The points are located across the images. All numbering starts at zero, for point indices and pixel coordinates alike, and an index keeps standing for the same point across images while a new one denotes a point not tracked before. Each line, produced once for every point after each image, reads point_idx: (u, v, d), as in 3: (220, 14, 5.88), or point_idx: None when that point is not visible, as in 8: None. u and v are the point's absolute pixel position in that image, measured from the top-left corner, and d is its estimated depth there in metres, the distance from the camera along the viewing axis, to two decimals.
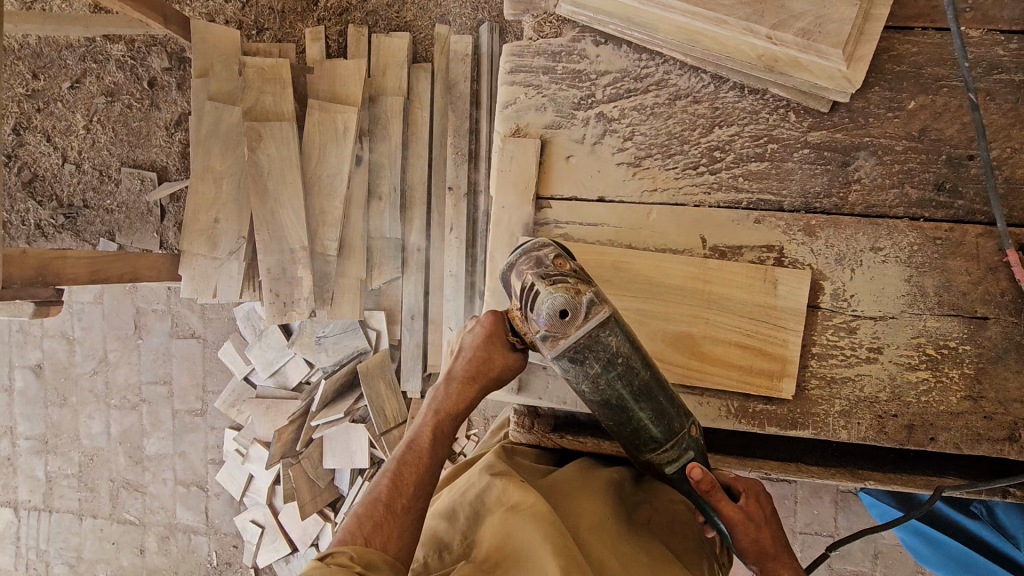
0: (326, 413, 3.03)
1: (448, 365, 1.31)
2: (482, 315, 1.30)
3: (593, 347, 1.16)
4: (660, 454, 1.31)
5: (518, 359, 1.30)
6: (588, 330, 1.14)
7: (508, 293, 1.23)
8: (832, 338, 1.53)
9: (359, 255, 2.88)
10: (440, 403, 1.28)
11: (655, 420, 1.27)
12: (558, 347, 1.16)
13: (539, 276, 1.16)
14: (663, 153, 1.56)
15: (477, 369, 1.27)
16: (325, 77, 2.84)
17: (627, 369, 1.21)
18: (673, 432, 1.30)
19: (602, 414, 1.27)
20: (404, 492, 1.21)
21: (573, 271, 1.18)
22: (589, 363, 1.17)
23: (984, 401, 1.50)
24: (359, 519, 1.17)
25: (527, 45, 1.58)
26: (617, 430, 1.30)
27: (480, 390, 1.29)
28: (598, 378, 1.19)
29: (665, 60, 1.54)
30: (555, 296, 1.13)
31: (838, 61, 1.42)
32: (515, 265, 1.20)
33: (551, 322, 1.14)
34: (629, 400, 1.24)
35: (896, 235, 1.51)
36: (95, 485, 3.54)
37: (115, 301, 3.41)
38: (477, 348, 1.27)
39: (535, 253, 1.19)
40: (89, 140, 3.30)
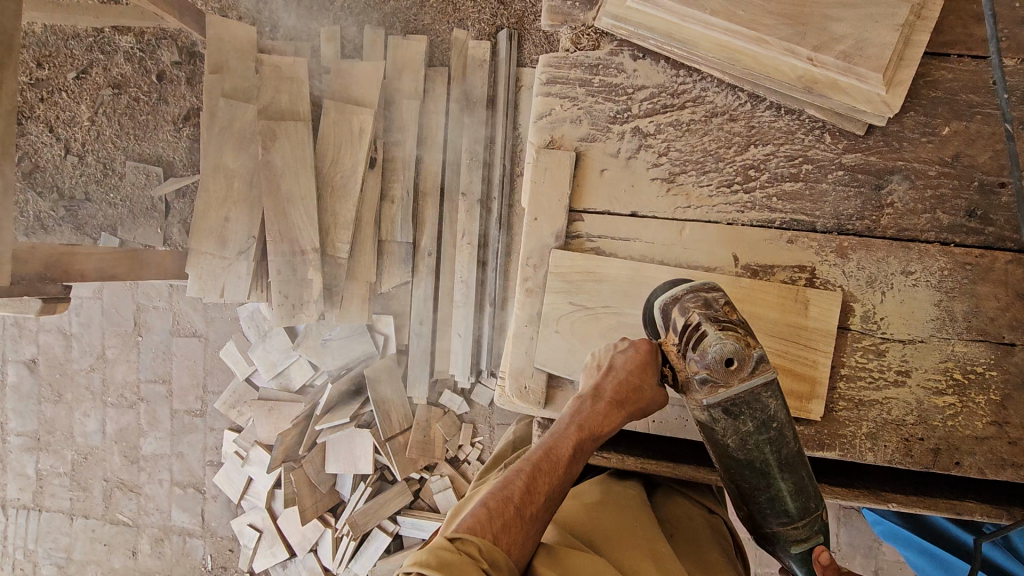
0: (330, 418, 2.98)
1: (596, 380, 1.29)
2: (638, 339, 1.30)
3: (751, 404, 1.22)
4: (792, 528, 1.35)
5: (662, 392, 1.31)
6: (751, 383, 1.20)
7: (668, 327, 1.29)
8: (860, 360, 1.53)
9: (370, 259, 2.85)
10: (584, 420, 1.26)
11: (794, 495, 1.32)
12: (715, 395, 1.20)
13: (707, 317, 1.22)
14: (697, 170, 1.55)
15: (627, 395, 1.26)
16: (341, 78, 2.80)
17: (778, 436, 1.27)
18: (808, 510, 1.34)
19: (740, 478, 1.31)
20: (535, 499, 1.21)
21: (741, 322, 1.23)
22: (743, 419, 1.23)
23: (1009, 427, 1.50)
24: (489, 514, 1.17)
25: (563, 57, 1.58)
26: (752, 496, 1.33)
27: (624, 415, 1.28)
28: (749, 436, 1.25)
29: (702, 77, 1.55)
30: (724, 343, 1.17)
31: (877, 85, 1.42)
32: (680, 300, 1.28)
33: (714, 367, 1.17)
34: (773, 468, 1.28)
35: (926, 259, 1.52)
36: (88, 485, 3.47)
37: (115, 297, 3.34)
38: (631, 373, 1.26)
39: (706, 296, 1.26)
40: (94, 132, 3.23)
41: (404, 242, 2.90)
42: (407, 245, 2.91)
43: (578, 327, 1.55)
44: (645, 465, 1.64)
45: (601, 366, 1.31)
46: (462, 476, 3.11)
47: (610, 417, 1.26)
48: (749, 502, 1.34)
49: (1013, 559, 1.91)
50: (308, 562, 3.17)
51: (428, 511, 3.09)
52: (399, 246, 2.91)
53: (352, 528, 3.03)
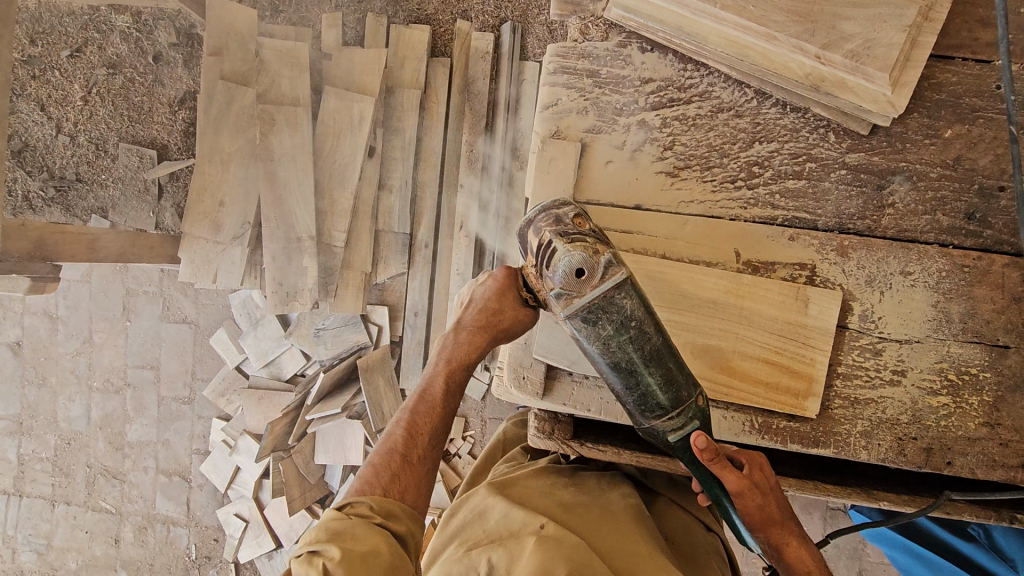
0: (321, 408, 2.95)
1: (459, 316, 1.34)
2: (495, 269, 1.33)
3: (606, 308, 1.17)
4: (666, 421, 1.27)
5: (531, 312, 1.33)
6: (604, 291, 1.16)
7: (525, 251, 1.26)
8: (857, 359, 1.54)
9: (367, 248, 2.83)
10: (451, 354, 1.32)
11: (663, 388, 1.24)
12: (571, 306, 1.18)
13: (558, 233, 1.19)
14: (702, 165, 1.55)
15: (488, 321, 1.30)
16: (342, 65, 2.77)
17: (640, 334, 1.20)
18: (681, 401, 1.27)
19: (612, 381, 1.25)
20: (420, 441, 1.25)
21: (592, 231, 1.20)
22: (601, 324, 1.18)
23: (1001, 428, 1.51)
24: (376, 469, 1.21)
25: (571, 47, 1.58)
26: (624, 397, 1.27)
27: (492, 342, 1.32)
28: (610, 339, 1.19)
29: (709, 72, 1.55)
30: (572, 254, 1.15)
31: (883, 85, 1.43)
32: (533, 222, 1.24)
33: (565, 280, 1.16)
34: (638, 364, 1.21)
35: (926, 260, 1.53)
36: (70, 471, 3.41)
37: (103, 281, 3.29)
38: (488, 300, 1.31)
39: (554, 211, 1.22)
40: (86, 112, 3.16)
41: (401, 233, 2.89)
42: (404, 236, 2.90)
43: None
44: (640, 458, 1.63)
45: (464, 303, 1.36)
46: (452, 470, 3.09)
47: (475, 345, 1.30)
48: (624, 402, 1.29)
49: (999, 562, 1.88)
50: (294, 554, 3.14)
51: None
52: (395, 237, 2.89)
53: None
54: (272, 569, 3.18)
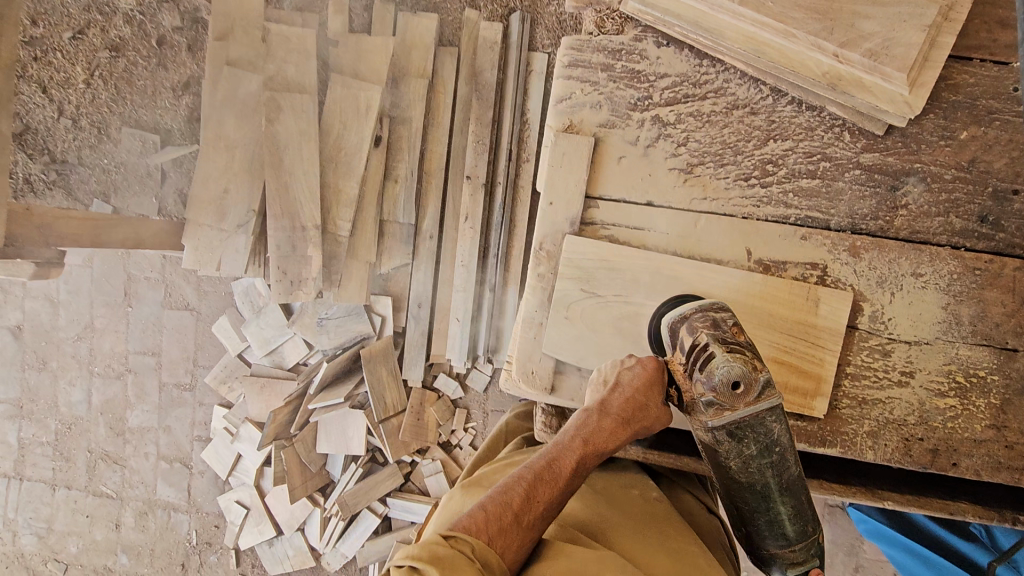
0: (324, 396, 2.95)
1: (604, 395, 1.29)
2: (644, 357, 1.32)
3: (756, 427, 1.25)
4: (789, 552, 1.34)
5: (667, 411, 1.33)
6: (756, 408, 1.23)
7: (676, 346, 1.32)
8: (866, 359, 1.54)
9: (371, 238, 2.82)
10: (590, 434, 1.26)
11: (792, 519, 1.32)
12: (720, 417, 1.23)
13: (716, 338, 1.25)
14: (716, 162, 1.54)
15: (634, 413, 1.27)
16: (349, 52, 2.73)
17: (779, 460, 1.29)
18: (805, 533, 1.34)
19: (741, 499, 1.31)
20: (534, 507, 1.18)
21: (748, 345, 1.27)
22: (746, 442, 1.25)
23: (1007, 431, 1.52)
24: (486, 516, 1.14)
25: (586, 40, 1.56)
26: (750, 516, 1.33)
27: (629, 432, 1.29)
28: (751, 459, 1.27)
29: (725, 68, 1.53)
30: (732, 365, 1.20)
31: (901, 85, 1.42)
32: (690, 319, 1.31)
33: (720, 390, 1.21)
34: (773, 490, 1.29)
35: (937, 262, 1.52)
36: (71, 455, 3.41)
37: (105, 266, 3.27)
38: (638, 390, 1.28)
39: (714, 316, 1.29)
40: (88, 95, 3.13)
41: (405, 224, 2.87)
42: (408, 227, 2.88)
43: (589, 316, 1.53)
44: (648, 454, 1.63)
45: (608, 382, 1.32)
46: (454, 461, 3.11)
47: (616, 434, 1.27)
48: (746, 521, 1.34)
49: (1002, 563, 1.95)
50: (294, 541, 3.16)
51: (419, 495, 3.08)
52: (400, 228, 2.88)
53: (342, 508, 3.02)
54: (272, 556, 3.20)
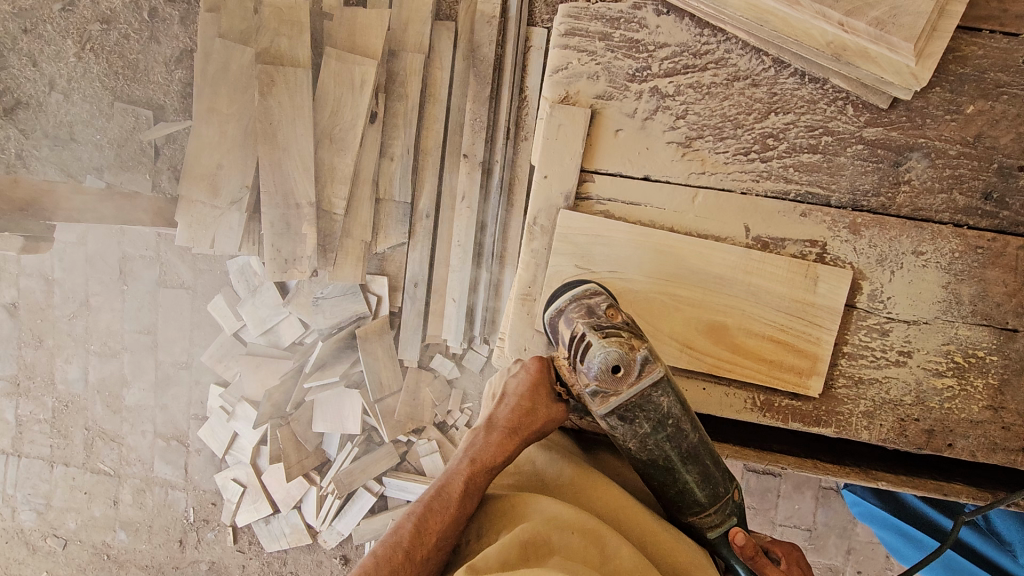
0: (320, 375, 2.96)
1: (491, 411, 1.36)
2: (529, 361, 1.38)
3: (644, 406, 1.25)
4: (706, 518, 1.38)
5: (560, 409, 1.38)
6: (640, 388, 1.23)
7: (556, 340, 1.32)
8: (864, 339, 1.52)
9: (366, 216, 2.79)
10: (478, 452, 1.32)
11: (701, 485, 1.34)
12: (608, 404, 1.24)
13: (590, 326, 1.24)
14: (714, 136, 1.50)
15: (521, 420, 1.34)
16: (344, 25, 2.66)
17: (676, 431, 1.29)
18: (718, 497, 1.37)
19: (648, 475, 1.35)
20: (428, 541, 1.21)
21: (624, 324, 1.26)
22: (638, 422, 1.26)
23: (1004, 412, 1.50)
24: (377, 562, 1.17)
25: (584, 7, 1.50)
26: (662, 491, 1.37)
27: (519, 441, 1.35)
28: (647, 437, 1.28)
29: (727, 38, 1.49)
30: (608, 352, 1.20)
31: (907, 56, 1.37)
32: (564, 311, 1.29)
33: (601, 378, 1.21)
34: (676, 462, 1.31)
35: (939, 241, 1.49)
36: (68, 433, 3.42)
37: (99, 243, 3.25)
38: (524, 396, 1.34)
39: (586, 301, 1.27)
40: (80, 69, 3.07)
41: (401, 203, 2.84)
42: (404, 206, 2.85)
43: None
44: None
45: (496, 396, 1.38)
46: (449, 441, 3.09)
47: (505, 445, 1.33)
48: (663, 496, 1.38)
49: (1003, 553, 1.93)
50: (291, 519, 3.17)
51: (414, 474, 3.08)
52: (396, 206, 2.84)
53: (338, 486, 3.04)
54: (269, 533, 3.22)
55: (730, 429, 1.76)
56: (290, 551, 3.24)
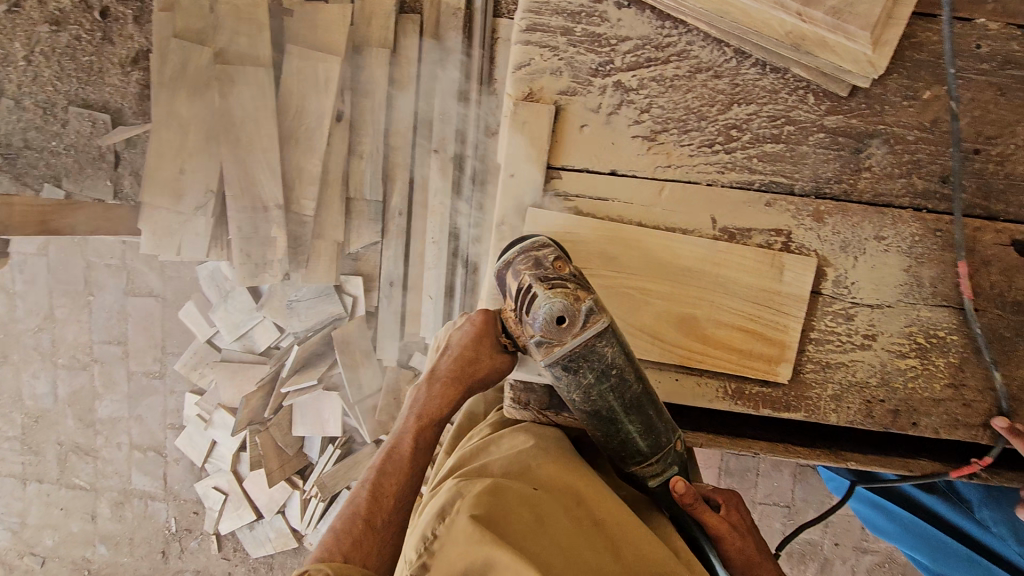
0: (297, 380, 2.94)
1: (433, 364, 1.39)
2: (472, 314, 1.38)
3: (587, 357, 1.25)
4: (647, 467, 1.39)
5: (506, 359, 1.39)
6: (584, 339, 1.23)
7: (504, 294, 1.33)
8: (830, 324, 1.55)
9: (337, 216, 2.75)
10: (424, 407, 1.35)
11: (643, 434, 1.35)
12: (552, 354, 1.25)
13: (536, 278, 1.26)
14: (679, 129, 1.51)
15: (462, 370, 1.35)
16: (306, 22, 2.59)
17: (619, 381, 1.29)
18: (660, 446, 1.37)
19: (590, 425, 1.36)
20: (385, 504, 1.24)
21: (572, 276, 1.27)
22: (582, 372, 1.26)
23: (964, 389, 1.55)
24: (337, 534, 1.19)
25: (545, 2, 1.48)
26: (605, 441, 1.38)
27: (463, 389, 1.37)
28: (591, 388, 1.28)
29: (688, 30, 1.48)
30: (553, 302, 1.22)
31: (864, 44, 1.39)
32: (512, 264, 1.30)
33: (546, 328, 1.23)
34: (619, 413, 1.32)
35: (900, 225, 1.52)
36: (40, 449, 3.33)
37: (61, 254, 3.15)
38: (463, 347, 1.36)
39: (535, 254, 1.28)
40: (30, 73, 2.89)
41: (373, 201, 2.80)
42: (376, 204, 2.81)
43: None
44: None
45: (440, 349, 1.40)
46: None
47: (448, 395, 1.35)
48: (606, 446, 1.39)
49: (960, 510, 2.00)
50: (276, 524, 3.14)
51: None
52: (368, 205, 2.80)
53: (320, 489, 3.01)
54: (254, 539, 3.19)
55: (704, 417, 1.78)
56: (276, 556, 3.22)
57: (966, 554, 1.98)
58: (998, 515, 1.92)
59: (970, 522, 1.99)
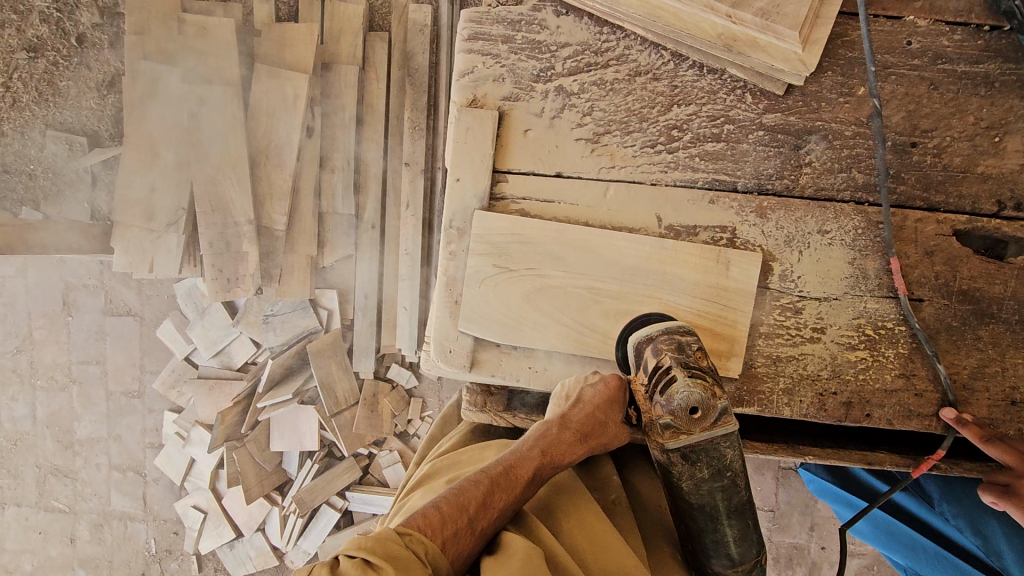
0: (273, 395, 2.90)
1: (564, 410, 1.40)
2: (608, 375, 1.42)
3: (710, 451, 1.32)
4: (730, 572, 1.38)
5: (624, 428, 1.46)
6: (711, 434, 1.31)
7: (638, 366, 1.39)
8: (779, 318, 1.57)
9: (311, 231, 2.78)
10: (548, 445, 1.38)
11: (737, 541, 1.36)
12: (677, 440, 1.31)
13: (678, 362, 1.32)
14: (621, 130, 1.54)
15: (591, 427, 1.39)
16: (274, 41, 2.65)
17: (731, 484, 1.34)
18: (749, 555, 1.38)
19: (687, 517, 1.37)
20: (488, 513, 1.27)
21: (709, 370, 1.34)
22: (699, 464, 1.32)
23: (916, 379, 1.56)
24: (442, 518, 1.22)
25: (485, 12, 1.53)
26: (696, 538, 1.38)
27: (584, 445, 1.41)
28: (703, 482, 1.33)
29: (626, 35, 1.52)
30: (691, 391, 1.28)
31: (793, 43, 1.42)
32: (654, 340, 1.36)
33: (679, 413, 1.29)
34: (722, 513, 1.34)
35: (842, 219, 1.55)
36: (19, 472, 3.32)
37: (40, 275, 3.17)
38: (599, 406, 1.39)
39: (678, 338, 1.35)
40: (9, 99, 3.02)
41: (346, 215, 2.83)
42: (349, 217, 2.84)
43: (500, 294, 1.53)
44: None
45: (570, 397, 1.42)
46: (411, 450, 3.08)
47: (572, 447, 1.39)
48: (693, 542, 1.39)
49: (923, 505, 2.01)
50: (256, 542, 3.11)
51: (378, 487, 3.05)
52: (341, 219, 2.84)
53: (298, 505, 2.99)
54: (233, 559, 3.15)
55: None
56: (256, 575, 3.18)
57: (933, 551, 1.97)
58: (955, 508, 1.93)
59: (934, 516, 1.99)
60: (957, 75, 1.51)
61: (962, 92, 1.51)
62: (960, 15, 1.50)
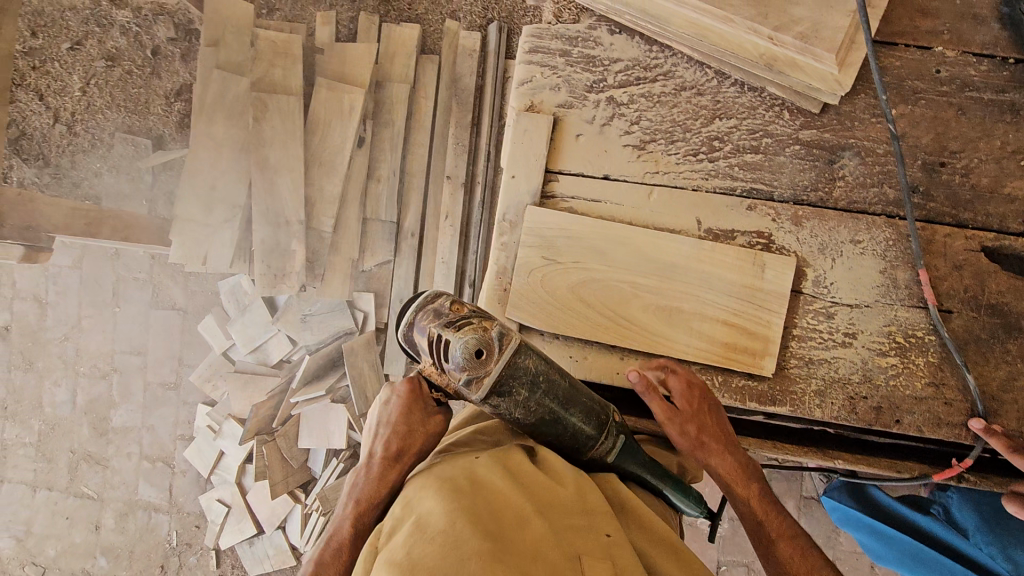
0: (307, 390, 2.99)
1: (371, 446, 1.35)
2: (396, 388, 1.38)
3: (516, 374, 1.25)
4: (599, 448, 1.37)
5: (438, 422, 1.37)
6: (506, 359, 1.23)
7: (417, 353, 1.28)
8: (812, 322, 1.64)
9: (354, 235, 2.92)
10: (362, 490, 1.30)
11: (586, 420, 1.34)
12: (483, 386, 1.22)
13: (441, 327, 1.22)
14: (666, 139, 1.66)
15: (398, 446, 1.32)
16: (335, 58, 2.87)
17: (550, 384, 1.29)
18: (603, 424, 1.37)
19: (536, 434, 1.32)
20: None
21: (472, 312, 1.25)
22: (515, 391, 1.25)
23: (945, 388, 1.60)
24: None
25: (545, 29, 1.69)
26: (557, 445, 1.35)
27: (405, 466, 1.32)
28: (528, 401, 1.27)
29: (673, 53, 1.67)
30: (466, 339, 1.18)
31: (831, 65, 1.55)
32: (414, 324, 1.26)
33: (467, 365, 1.19)
34: (558, 409, 1.31)
35: (874, 230, 1.63)
36: (53, 456, 3.42)
37: (94, 267, 3.34)
38: (395, 424, 1.34)
39: (430, 307, 1.25)
40: (84, 102, 3.22)
41: (388, 222, 2.98)
42: (390, 224, 2.99)
43: (549, 283, 1.62)
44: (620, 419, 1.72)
45: (373, 431, 1.38)
46: None
47: (388, 473, 1.31)
48: (557, 448, 1.36)
49: (957, 534, 2.01)
50: (275, 540, 3.15)
51: None
52: (382, 225, 2.98)
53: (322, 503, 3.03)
54: (252, 555, 3.19)
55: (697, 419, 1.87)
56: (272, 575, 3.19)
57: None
58: (989, 538, 1.94)
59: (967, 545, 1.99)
60: (982, 101, 1.62)
61: (988, 117, 1.62)
62: (986, 48, 1.62)
